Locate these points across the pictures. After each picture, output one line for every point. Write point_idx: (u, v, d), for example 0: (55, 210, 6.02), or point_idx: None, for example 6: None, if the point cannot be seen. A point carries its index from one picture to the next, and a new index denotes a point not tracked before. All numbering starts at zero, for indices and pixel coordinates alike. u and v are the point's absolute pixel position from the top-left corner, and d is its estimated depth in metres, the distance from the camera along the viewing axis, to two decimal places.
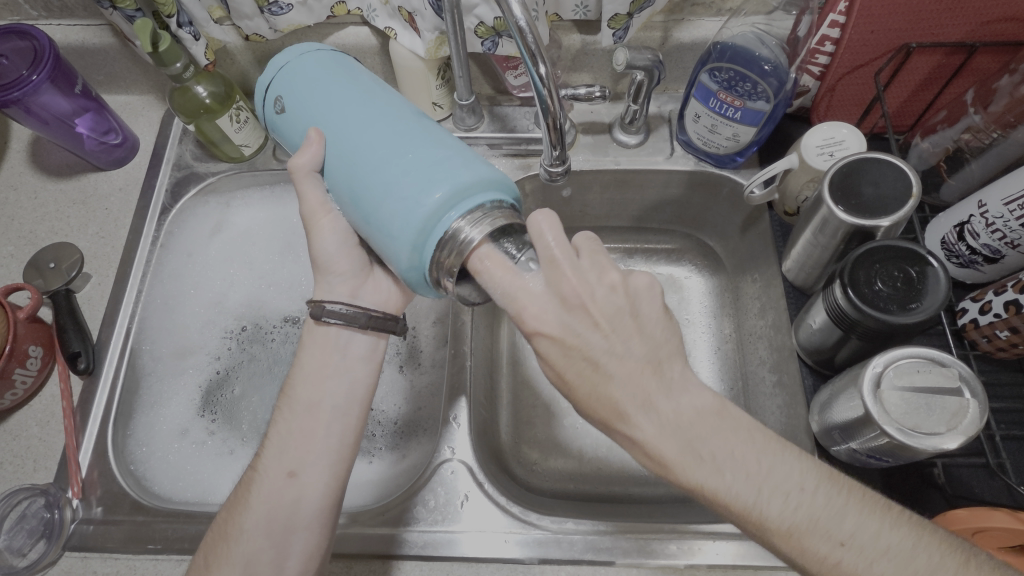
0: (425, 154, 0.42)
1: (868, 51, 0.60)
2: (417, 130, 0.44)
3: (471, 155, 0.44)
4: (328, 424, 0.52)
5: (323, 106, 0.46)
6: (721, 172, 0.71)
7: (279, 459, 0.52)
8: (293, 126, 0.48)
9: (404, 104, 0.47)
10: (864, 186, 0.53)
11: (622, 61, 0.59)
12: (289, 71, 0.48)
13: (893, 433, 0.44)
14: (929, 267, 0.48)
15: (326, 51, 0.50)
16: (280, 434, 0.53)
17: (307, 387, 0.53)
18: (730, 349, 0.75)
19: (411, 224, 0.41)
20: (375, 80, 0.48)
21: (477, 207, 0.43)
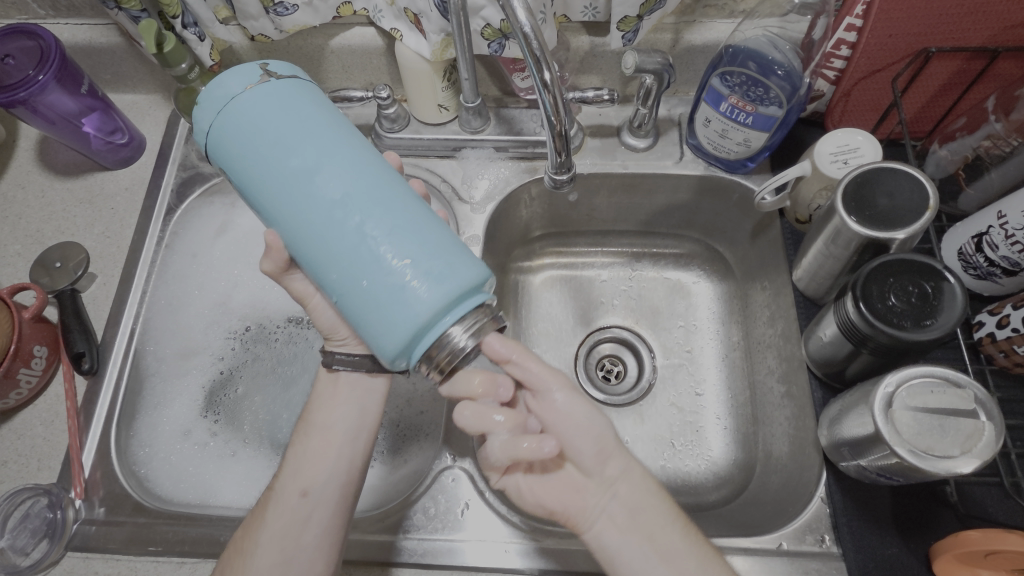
0: (418, 252, 0.39)
1: (886, 55, 0.59)
2: (404, 216, 0.40)
3: (461, 247, 0.41)
4: (339, 447, 0.53)
5: (291, 171, 0.40)
6: (731, 177, 0.69)
7: (293, 479, 0.52)
8: (253, 184, 0.42)
9: (383, 171, 0.42)
10: (879, 197, 0.51)
11: (631, 65, 0.57)
12: (243, 117, 0.41)
13: (904, 454, 0.43)
14: (946, 282, 0.47)
15: (285, 88, 0.42)
16: (296, 456, 0.53)
17: (321, 412, 0.54)
18: (738, 357, 0.73)
19: (404, 332, 0.39)
20: (345, 133, 0.42)
21: (465, 313, 0.40)
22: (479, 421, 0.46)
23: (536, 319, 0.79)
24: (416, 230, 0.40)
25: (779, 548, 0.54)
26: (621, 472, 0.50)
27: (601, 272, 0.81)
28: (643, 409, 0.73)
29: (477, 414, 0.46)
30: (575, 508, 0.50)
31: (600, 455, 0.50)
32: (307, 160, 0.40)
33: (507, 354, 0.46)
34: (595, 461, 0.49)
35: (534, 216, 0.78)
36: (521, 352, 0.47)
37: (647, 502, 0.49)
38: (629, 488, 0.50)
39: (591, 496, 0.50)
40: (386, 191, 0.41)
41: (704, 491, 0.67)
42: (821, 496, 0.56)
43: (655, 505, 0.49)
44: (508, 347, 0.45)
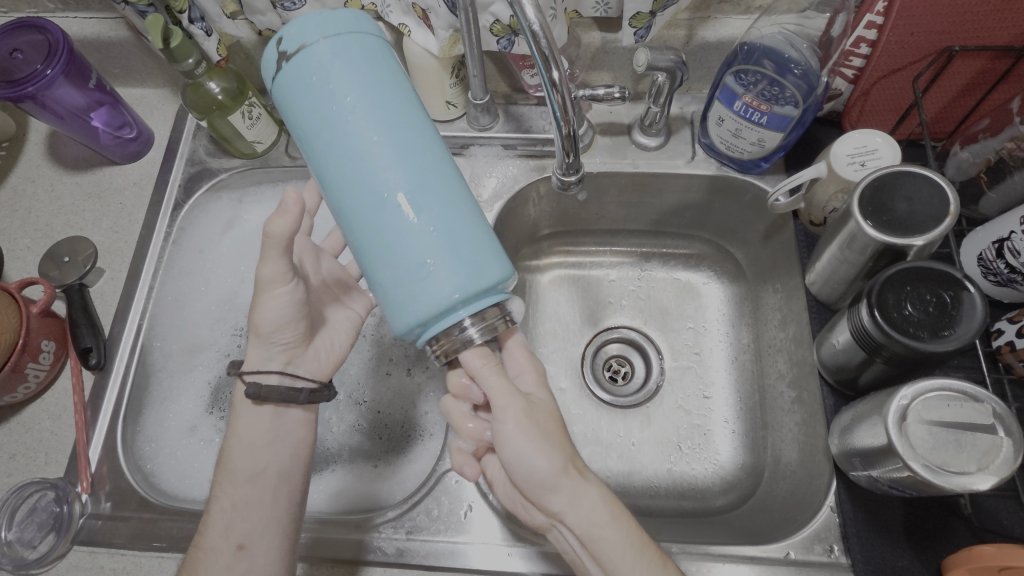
0: (450, 243, 0.38)
1: (907, 54, 0.57)
2: (444, 202, 0.39)
3: (494, 244, 0.40)
4: (274, 493, 0.53)
5: (343, 130, 0.39)
6: (744, 177, 0.68)
7: (224, 535, 0.50)
8: (304, 133, 0.41)
9: (433, 150, 0.40)
10: (898, 201, 0.50)
11: (642, 63, 0.56)
12: (309, 59, 0.39)
13: (918, 469, 0.41)
14: (965, 292, 0.45)
15: (354, 40, 0.40)
16: (223, 507, 0.51)
17: (247, 458, 0.52)
18: (748, 359, 0.72)
19: (417, 315, 0.39)
20: (404, 100, 0.40)
21: (477, 313, 0.40)
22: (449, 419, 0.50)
23: (543, 318, 0.78)
24: (438, 223, 0.38)
25: (787, 557, 0.53)
26: (565, 506, 0.44)
27: (609, 272, 0.80)
28: (650, 411, 0.72)
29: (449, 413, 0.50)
30: (527, 518, 0.50)
31: (544, 488, 0.44)
32: (345, 129, 0.39)
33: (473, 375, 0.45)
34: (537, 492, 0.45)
35: (542, 214, 0.77)
36: (487, 374, 0.45)
37: (590, 534, 0.44)
38: (573, 522, 0.44)
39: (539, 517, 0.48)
40: (417, 176, 0.39)
41: (711, 496, 0.67)
42: (831, 504, 0.55)
43: (601, 541, 0.44)
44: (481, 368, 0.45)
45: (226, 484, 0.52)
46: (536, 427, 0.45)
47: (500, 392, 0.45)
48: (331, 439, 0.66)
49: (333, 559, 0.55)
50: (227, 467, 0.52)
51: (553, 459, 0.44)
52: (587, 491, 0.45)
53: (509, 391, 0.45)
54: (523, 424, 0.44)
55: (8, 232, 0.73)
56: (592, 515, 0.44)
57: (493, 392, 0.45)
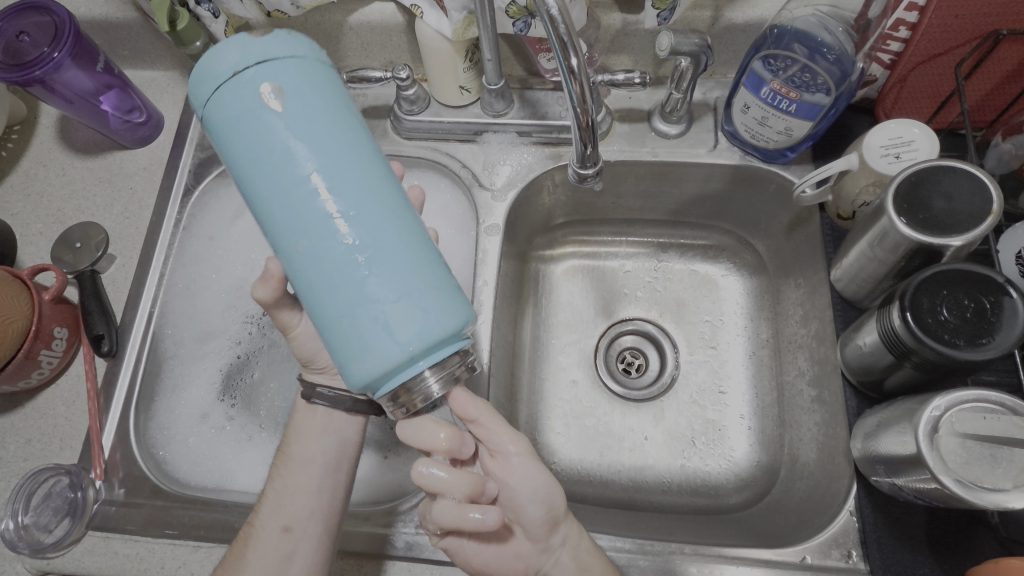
0: (406, 287, 0.37)
1: (950, 37, 0.53)
2: (400, 249, 0.37)
3: (453, 290, 0.39)
4: (321, 479, 0.53)
5: (290, 170, 0.37)
6: (769, 167, 0.65)
7: (274, 515, 0.51)
8: (246, 175, 0.38)
9: (388, 193, 0.39)
10: (936, 198, 0.47)
11: (666, 47, 0.54)
12: (250, 92, 0.36)
13: (949, 484, 0.40)
14: (1006, 298, 0.43)
15: (299, 75, 0.37)
16: (275, 490, 0.52)
17: (299, 445, 0.53)
18: (767, 355, 0.70)
19: (375, 372, 0.37)
20: (358, 140, 0.39)
21: (445, 358, 0.39)
22: (442, 481, 0.44)
23: (557, 309, 0.76)
24: (396, 270, 0.37)
25: (804, 562, 0.51)
26: (563, 539, 0.50)
27: (624, 263, 0.78)
28: (664, 406, 0.70)
29: (438, 470, 0.45)
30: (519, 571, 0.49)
31: (549, 522, 0.48)
32: (296, 172, 0.37)
33: (473, 413, 0.47)
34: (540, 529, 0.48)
35: (557, 203, 0.75)
36: (488, 415, 0.47)
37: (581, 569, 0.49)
38: (569, 555, 0.49)
39: (537, 558, 0.49)
40: (371, 218, 0.37)
41: (725, 494, 0.65)
42: (850, 509, 0.53)
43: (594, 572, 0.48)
44: (474, 403, 0.47)
45: (280, 468, 0.53)
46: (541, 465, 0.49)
47: (509, 433, 0.48)
48: None
49: (343, 550, 0.55)
50: (284, 455, 0.54)
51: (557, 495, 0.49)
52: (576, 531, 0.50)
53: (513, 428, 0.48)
54: (532, 458, 0.48)
55: (21, 217, 0.72)
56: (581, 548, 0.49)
57: (500, 434, 0.47)
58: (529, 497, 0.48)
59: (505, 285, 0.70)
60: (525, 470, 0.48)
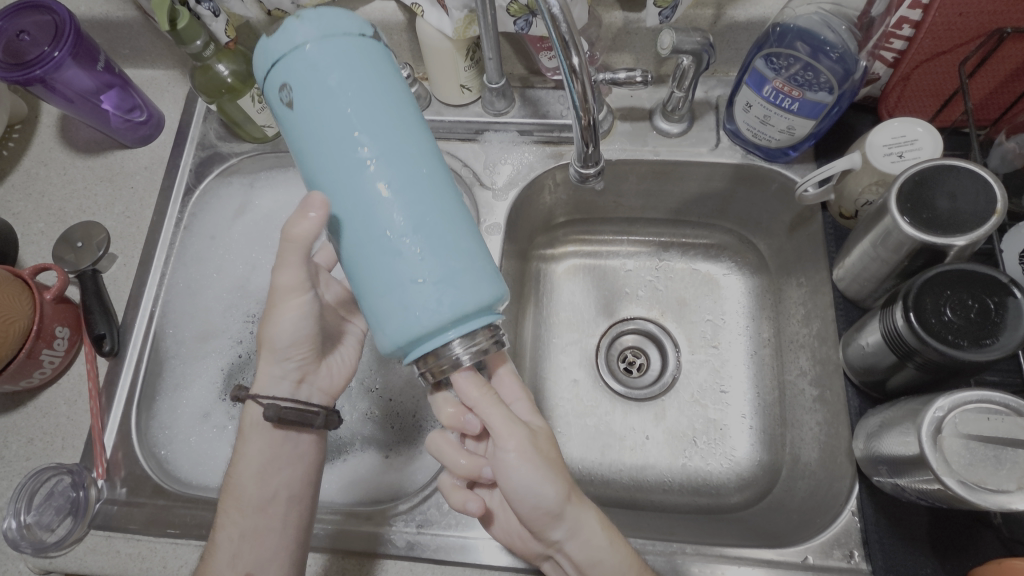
0: (441, 257, 0.37)
1: (954, 36, 0.53)
2: (440, 222, 0.38)
3: (488, 266, 0.40)
4: (283, 517, 0.52)
5: (336, 136, 0.37)
6: (771, 165, 0.65)
7: (228, 564, 0.50)
8: (297, 141, 0.39)
9: (429, 163, 0.39)
10: (940, 197, 0.47)
11: (667, 45, 0.54)
12: (304, 58, 0.37)
13: (952, 485, 0.40)
14: (1011, 298, 0.43)
15: (354, 48, 0.38)
16: (229, 535, 0.51)
17: (254, 485, 0.52)
18: (768, 354, 0.70)
19: (408, 338, 0.38)
20: (406, 113, 0.39)
21: (473, 330, 0.39)
22: (442, 454, 0.48)
23: (558, 308, 0.76)
24: (430, 240, 0.37)
25: (805, 562, 0.51)
26: (567, 534, 0.46)
27: (625, 262, 0.78)
28: (665, 405, 0.70)
29: (440, 448, 0.48)
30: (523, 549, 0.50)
31: (546, 517, 0.45)
32: (341, 140, 0.37)
33: (470, 402, 0.46)
34: (539, 522, 0.45)
35: (558, 202, 0.75)
36: (485, 405, 0.45)
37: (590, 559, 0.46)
38: (576, 547, 0.46)
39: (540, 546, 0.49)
40: (411, 188, 0.38)
41: (726, 493, 0.65)
42: (852, 509, 0.53)
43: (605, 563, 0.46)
44: (471, 391, 0.45)
45: (232, 512, 0.51)
46: (541, 456, 0.45)
47: (505, 422, 0.45)
48: (344, 428, 0.65)
49: (344, 550, 0.55)
50: (232, 493, 0.52)
51: (559, 487, 0.44)
52: (587, 520, 0.46)
53: (509, 418, 0.45)
54: (523, 455, 0.44)
55: (22, 216, 0.72)
56: (591, 540, 0.46)
57: (497, 422, 0.45)
58: (519, 496, 0.44)
59: (506, 284, 0.70)
60: (521, 460, 0.44)
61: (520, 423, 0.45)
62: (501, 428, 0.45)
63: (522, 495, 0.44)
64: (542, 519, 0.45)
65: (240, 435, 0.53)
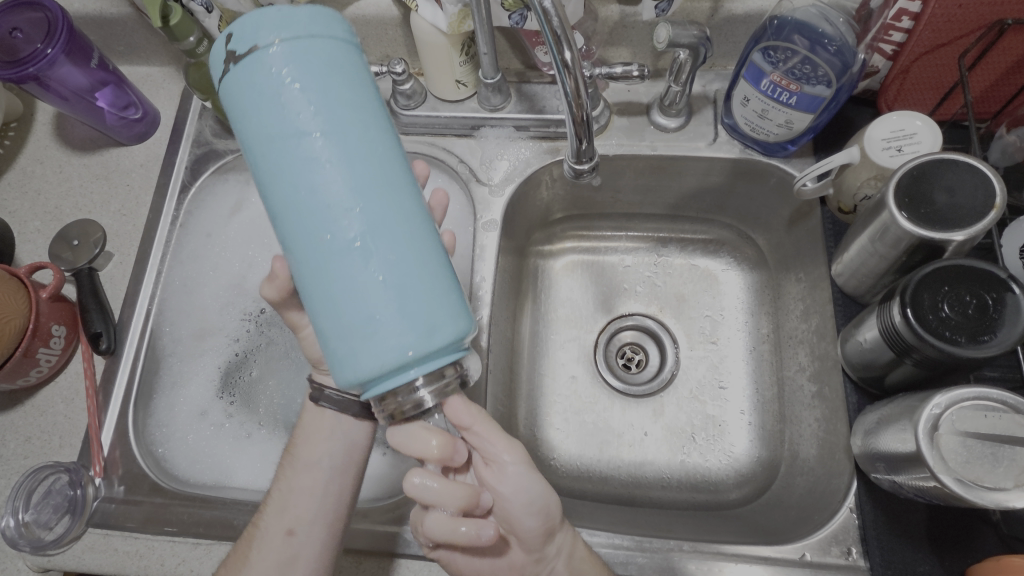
0: (404, 291, 0.36)
1: (954, 28, 0.52)
2: (404, 249, 0.36)
3: (456, 296, 0.38)
4: (326, 484, 0.53)
5: (300, 159, 0.36)
6: (769, 160, 0.64)
7: (278, 518, 0.52)
8: (257, 161, 0.37)
9: (397, 190, 0.38)
10: (938, 192, 0.46)
11: (664, 39, 0.53)
12: (269, 76, 0.36)
13: (950, 483, 0.39)
14: (1010, 294, 0.42)
15: (324, 58, 0.37)
16: (281, 492, 0.53)
17: (307, 446, 0.54)
18: (767, 350, 0.69)
19: (366, 371, 0.36)
20: (376, 129, 0.38)
21: (438, 365, 0.38)
22: (438, 491, 0.44)
23: (556, 304, 0.76)
24: (394, 272, 0.36)
25: (803, 559, 0.51)
26: (559, 547, 0.49)
27: (624, 258, 0.78)
28: (664, 401, 0.70)
29: (434, 483, 0.44)
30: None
31: (541, 532, 0.48)
32: (305, 164, 0.36)
33: (468, 423, 0.45)
34: (536, 539, 0.48)
35: (555, 198, 0.74)
36: (483, 423, 0.46)
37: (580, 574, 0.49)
38: (565, 564, 0.49)
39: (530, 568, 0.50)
40: (377, 217, 0.36)
41: (725, 489, 0.65)
42: (851, 505, 0.53)
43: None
44: (467, 410, 0.45)
45: (285, 468, 0.54)
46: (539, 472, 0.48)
47: (505, 440, 0.47)
48: None
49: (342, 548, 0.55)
50: (291, 453, 0.54)
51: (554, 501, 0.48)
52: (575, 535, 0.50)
53: (509, 435, 0.47)
54: (528, 467, 0.47)
55: (19, 215, 0.72)
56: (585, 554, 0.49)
57: (495, 442, 0.46)
58: (523, 509, 0.47)
59: (503, 281, 0.70)
60: (519, 478, 0.47)
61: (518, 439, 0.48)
62: (501, 447, 0.46)
63: (519, 514, 0.47)
64: (539, 535, 0.47)
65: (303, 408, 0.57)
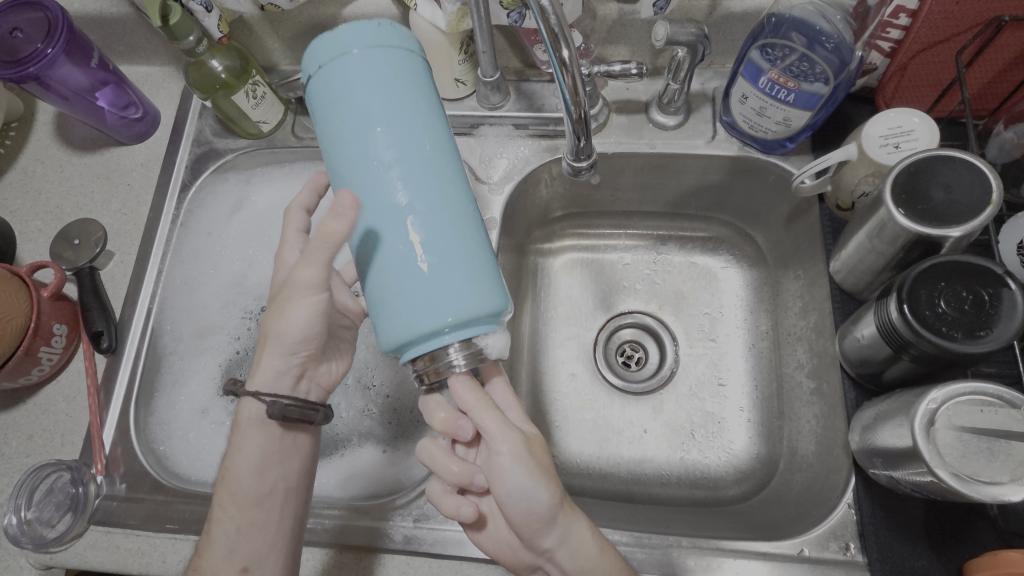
0: (445, 262, 0.38)
1: (951, 24, 0.52)
2: (448, 224, 0.39)
3: (495, 275, 0.41)
4: (278, 513, 0.52)
5: (363, 139, 0.39)
6: (768, 157, 0.65)
7: (227, 554, 0.49)
8: (327, 139, 0.41)
9: (446, 172, 0.41)
10: (935, 188, 0.47)
11: (661, 37, 0.53)
12: (343, 65, 0.40)
13: (945, 477, 0.40)
14: (1005, 289, 0.42)
15: (391, 59, 0.40)
16: (227, 529, 0.50)
17: (251, 479, 0.51)
18: (766, 347, 0.70)
19: (407, 333, 0.39)
20: (433, 122, 0.41)
21: (471, 334, 0.40)
22: (433, 461, 0.48)
23: (556, 302, 0.76)
24: (435, 244, 0.39)
25: (801, 555, 0.51)
26: (558, 541, 0.46)
27: (623, 255, 0.78)
28: (663, 398, 0.70)
29: (433, 453, 0.48)
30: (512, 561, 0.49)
31: (539, 524, 0.45)
32: (365, 142, 0.39)
33: (464, 404, 0.46)
34: (530, 529, 0.45)
35: (554, 196, 0.75)
36: (477, 407, 0.45)
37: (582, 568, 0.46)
38: (567, 556, 0.46)
39: (528, 555, 0.48)
40: (425, 194, 0.39)
41: (724, 486, 0.65)
42: (849, 501, 0.53)
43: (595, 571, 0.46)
44: (468, 395, 0.45)
45: (228, 506, 0.51)
46: (536, 462, 0.45)
47: (499, 427, 0.45)
48: (341, 424, 0.65)
49: (343, 545, 0.55)
50: (228, 486, 0.51)
51: (553, 493, 0.45)
52: (580, 530, 0.46)
53: (502, 422, 0.45)
54: (520, 458, 0.45)
55: (20, 214, 0.73)
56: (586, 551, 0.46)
57: (490, 427, 0.45)
58: (515, 500, 0.44)
59: (502, 279, 0.70)
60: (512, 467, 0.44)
61: (516, 428, 0.46)
62: (495, 434, 0.45)
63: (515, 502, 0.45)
64: (535, 527, 0.45)
65: (236, 430, 0.52)
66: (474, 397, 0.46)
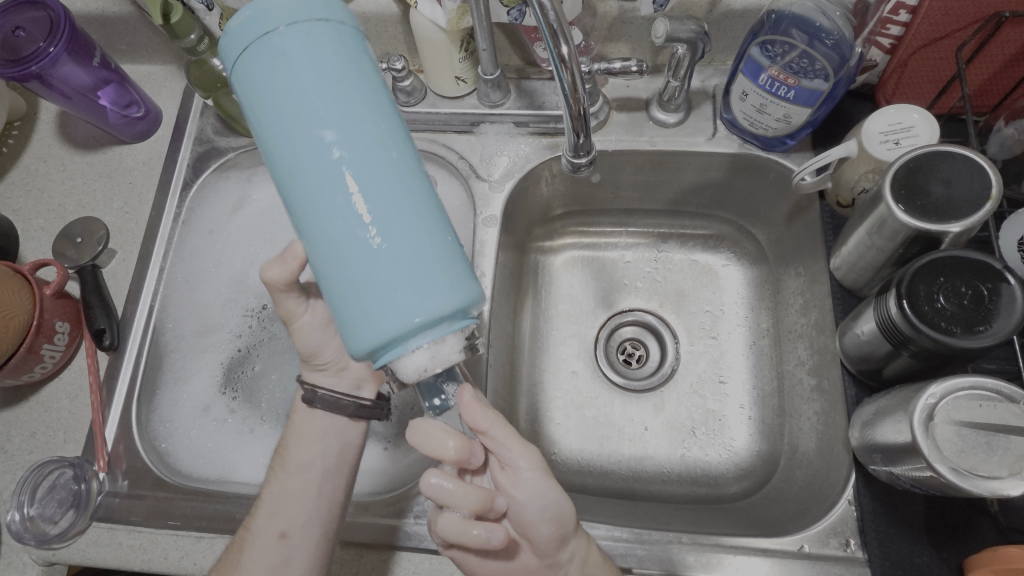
0: (407, 252, 0.36)
1: (952, 21, 0.53)
2: (406, 210, 0.37)
3: (461, 262, 0.38)
4: (319, 486, 0.53)
5: (304, 128, 0.37)
6: (768, 155, 0.65)
7: (269, 521, 0.51)
8: (265, 133, 0.39)
9: (400, 155, 0.38)
10: (934, 184, 0.47)
11: (661, 34, 0.53)
12: (274, 50, 0.37)
13: (944, 472, 0.40)
14: (1005, 284, 0.42)
15: (325, 37, 0.38)
16: (271, 496, 0.52)
17: (299, 449, 0.53)
18: (767, 344, 0.70)
19: (373, 336, 0.36)
20: (379, 102, 0.39)
21: (445, 329, 0.37)
22: (449, 493, 0.44)
23: (557, 300, 0.76)
24: (396, 232, 0.36)
25: (801, 551, 0.51)
26: (572, 554, 0.48)
27: (624, 254, 0.78)
28: (664, 396, 0.70)
29: (447, 484, 0.44)
30: None
31: (557, 537, 0.47)
32: (309, 129, 0.37)
33: (483, 425, 0.46)
34: (551, 545, 0.47)
35: (555, 194, 0.75)
36: (498, 426, 0.47)
37: None
38: (578, 570, 0.48)
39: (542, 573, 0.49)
40: (379, 180, 0.37)
41: (725, 483, 0.65)
42: (849, 498, 0.53)
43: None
44: (484, 415, 0.46)
45: (275, 476, 0.53)
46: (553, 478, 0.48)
47: (518, 446, 0.47)
48: None
49: (344, 541, 0.55)
50: (281, 457, 0.54)
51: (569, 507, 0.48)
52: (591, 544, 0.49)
53: (523, 439, 0.48)
54: (543, 472, 0.47)
55: (23, 212, 0.73)
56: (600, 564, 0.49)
57: (510, 446, 0.47)
58: (539, 513, 0.47)
59: (504, 277, 0.70)
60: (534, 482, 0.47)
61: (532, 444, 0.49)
62: (515, 451, 0.47)
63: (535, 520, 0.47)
64: (553, 543, 0.47)
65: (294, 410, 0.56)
66: (489, 415, 0.46)
